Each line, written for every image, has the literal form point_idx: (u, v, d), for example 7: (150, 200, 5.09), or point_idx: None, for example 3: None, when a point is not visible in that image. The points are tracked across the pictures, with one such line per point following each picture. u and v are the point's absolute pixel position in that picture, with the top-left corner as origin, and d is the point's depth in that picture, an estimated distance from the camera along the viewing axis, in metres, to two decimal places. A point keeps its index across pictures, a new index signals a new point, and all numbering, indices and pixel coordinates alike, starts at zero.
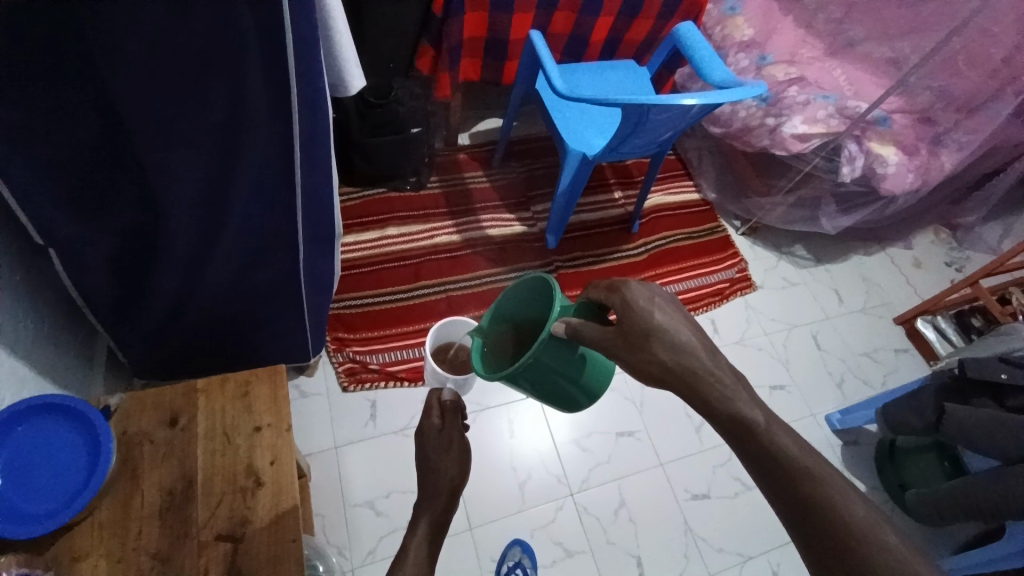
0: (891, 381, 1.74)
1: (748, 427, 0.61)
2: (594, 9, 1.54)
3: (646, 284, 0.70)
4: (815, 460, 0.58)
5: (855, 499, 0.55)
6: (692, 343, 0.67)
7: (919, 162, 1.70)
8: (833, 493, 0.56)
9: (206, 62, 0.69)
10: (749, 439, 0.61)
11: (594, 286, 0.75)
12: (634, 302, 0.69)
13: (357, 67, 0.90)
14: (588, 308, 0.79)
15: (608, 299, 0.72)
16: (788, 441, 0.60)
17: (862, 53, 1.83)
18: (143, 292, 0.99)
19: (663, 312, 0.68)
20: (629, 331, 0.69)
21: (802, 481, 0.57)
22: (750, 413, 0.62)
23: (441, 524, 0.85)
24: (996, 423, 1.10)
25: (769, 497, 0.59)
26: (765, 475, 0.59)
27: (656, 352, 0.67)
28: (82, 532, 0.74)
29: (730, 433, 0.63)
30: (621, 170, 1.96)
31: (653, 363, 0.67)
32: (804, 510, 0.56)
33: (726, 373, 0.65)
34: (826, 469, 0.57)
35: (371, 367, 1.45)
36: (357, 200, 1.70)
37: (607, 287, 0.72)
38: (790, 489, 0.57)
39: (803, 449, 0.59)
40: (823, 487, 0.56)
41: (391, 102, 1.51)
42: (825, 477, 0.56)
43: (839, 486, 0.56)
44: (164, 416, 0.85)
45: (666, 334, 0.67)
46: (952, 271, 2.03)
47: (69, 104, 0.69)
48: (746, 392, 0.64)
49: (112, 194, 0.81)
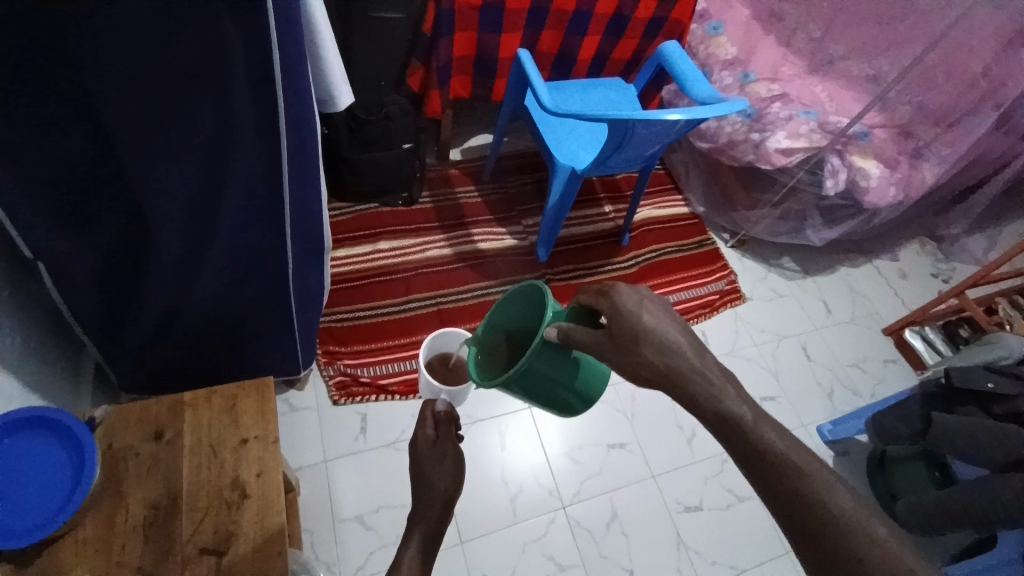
0: (881, 391, 1.75)
1: (737, 425, 0.62)
2: (581, 28, 1.58)
3: (634, 287, 0.71)
4: (801, 455, 0.60)
5: (841, 493, 0.58)
6: (680, 343, 0.67)
7: (900, 175, 1.75)
8: (821, 488, 0.57)
9: (193, 81, 0.71)
10: (738, 438, 0.62)
11: (584, 291, 0.75)
12: (623, 306, 0.69)
13: (345, 84, 0.92)
14: (579, 312, 0.79)
15: (597, 303, 0.73)
16: (774, 437, 0.61)
17: (841, 70, 1.88)
18: (130, 306, 0.99)
19: (651, 314, 0.69)
20: (618, 335, 0.69)
21: (791, 477, 0.58)
22: (738, 411, 0.63)
23: (435, 534, 0.87)
24: (981, 430, 1.12)
25: (758, 492, 0.61)
26: (754, 472, 0.61)
27: (645, 354, 0.68)
28: (65, 548, 0.73)
29: (719, 431, 0.63)
30: (611, 184, 1.99)
31: (642, 365, 0.68)
32: (793, 506, 0.58)
33: (714, 372, 0.66)
34: (813, 463, 0.59)
35: (362, 381, 1.44)
36: (348, 215, 1.71)
37: (596, 291, 0.73)
38: (779, 485, 0.59)
39: (789, 445, 0.60)
40: (809, 481, 0.58)
41: (382, 117, 1.54)
42: (812, 472, 0.58)
43: (825, 480, 0.58)
44: (149, 429, 0.84)
45: (653, 335, 0.68)
46: (939, 282, 2.06)
47: (57, 120, 0.70)
48: (734, 390, 0.65)
49: (100, 208, 0.82)
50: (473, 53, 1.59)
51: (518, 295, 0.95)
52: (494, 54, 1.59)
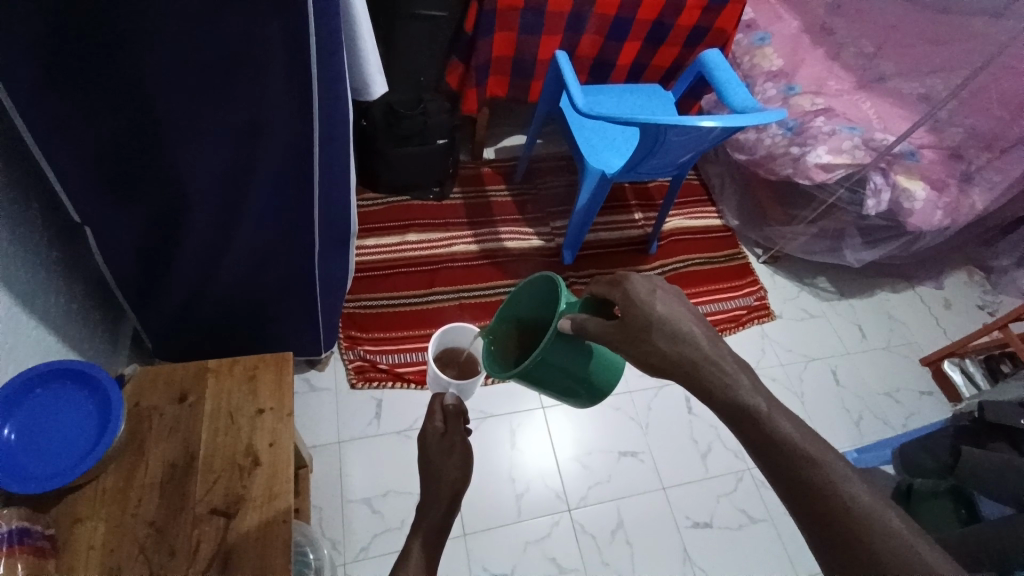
0: (913, 423, 1.67)
1: (749, 413, 0.62)
2: (622, 33, 1.58)
3: (647, 277, 0.71)
4: (815, 445, 0.58)
5: (857, 484, 0.55)
6: (693, 334, 0.68)
7: (948, 199, 1.67)
8: (836, 478, 0.56)
9: (234, 62, 0.75)
10: (750, 426, 0.62)
11: (597, 283, 0.76)
12: (635, 295, 0.70)
13: (380, 74, 0.96)
14: (592, 303, 0.79)
15: (611, 294, 0.73)
16: (789, 428, 0.60)
17: (891, 88, 1.81)
18: (166, 277, 1.05)
19: (664, 303, 0.69)
20: (629, 324, 0.69)
21: (803, 465, 0.57)
22: (750, 400, 0.63)
23: (441, 529, 0.84)
24: (1010, 468, 1.08)
25: (770, 482, 0.60)
26: (765, 460, 0.60)
27: (656, 343, 0.68)
28: (85, 497, 0.78)
29: (732, 419, 0.63)
30: (642, 192, 1.98)
31: (653, 354, 0.68)
32: (805, 495, 0.56)
33: (729, 362, 0.66)
34: (829, 455, 0.57)
35: (381, 367, 1.48)
36: (379, 206, 1.76)
37: (608, 282, 0.73)
38: (789, 473, 0.57)
39: (804, 435, 0.59)
40: (821, 470, 0.56)
41: (419, 113, 1.57)
42: (825, 462, 0.57)
43: (840, 470, 0.56)
44: (174, 393, 0.89)
45: (666, 324, 0.68)
46: (985, 314, 1.96)
47: (110, 93, 0.75)
48: (749, 380, 0.64)
49: (144, 182, 0.86)
50: (512, 53, 1.60)
51: (536, 287, 0.95)
52: (533, 55, 1.61)
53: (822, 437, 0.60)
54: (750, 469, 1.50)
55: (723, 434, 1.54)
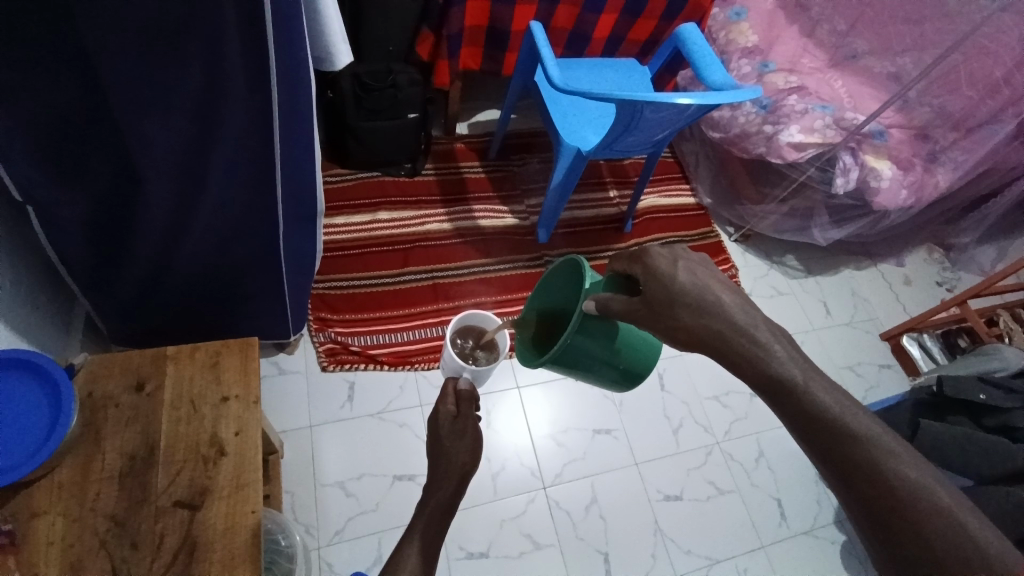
0: (872, 396, 1.73)
1: (786, 385, 0.61)
2: (598, 5, 1.54)
3: (669, 249, 0.70)
4: (855, 418, 0.58)
5: (904, 459, 0.55)
6: (721, 302, 0.66)
7: (914, 178, 1.71)
8: (880, 454, 0.55)
9: (182, 30, 0.69)
10: (786, 399, 0.61)
11: (618, 259, 0.74)
12: (657, 269, 0.69)
13: (346, 43, 0.92)
14: (616, 280, 0.76)
15: (631, 269, 0.72)
16: (827, 399, 0.59)
17: (862, 67, 1.84)
18: (118, 258, 0.98)
19: (687, 273, 0.68)
20: (654, 299, 0.68)
21: (849, 443, 0.56)
22: (785, 372, 0.62)
23: (447, 510, 0.76)
24: (968, 441, 1.17)
25: (809, 455, 0.60)
26: (804, 435, 0.59)
27: (681, 317, 0.67)
28: (39, 491, 0.74)
29: (765, 392, 0.62)
30: (618, 170, 1.96)
31: (678, 328, 0.67)
32: (848, 471, 0.56)
33: (761, 330, 0.65)
34: (872, 430, 0.57)
35: (353, 349, 1.45)
36: (349, 182, 1.69)
37: (629, 256, 0.72)
38: (835, 449, 0.57)
39: (844, 409, 0.58)
40: (865, 447, 0.56)
41: (389, 85, 1.51)
42: (871, 439, 0.56)
43: (885, 446, 0.56)
44: (131, 380, 0.85)
45: (690, 295, 0.67)
46: (943, 290, 2.04)
47: (46, 65, 0.68)
48: (782, 349, 0.63)
49: (92, 160, 0.80)
50: (486, 24, 1.55)
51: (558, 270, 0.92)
52: (506, 26, 1.56)
53: (856, 403, 0.60)
54: (719, 443, 1.54)
55: (694, 410, 1.58)
